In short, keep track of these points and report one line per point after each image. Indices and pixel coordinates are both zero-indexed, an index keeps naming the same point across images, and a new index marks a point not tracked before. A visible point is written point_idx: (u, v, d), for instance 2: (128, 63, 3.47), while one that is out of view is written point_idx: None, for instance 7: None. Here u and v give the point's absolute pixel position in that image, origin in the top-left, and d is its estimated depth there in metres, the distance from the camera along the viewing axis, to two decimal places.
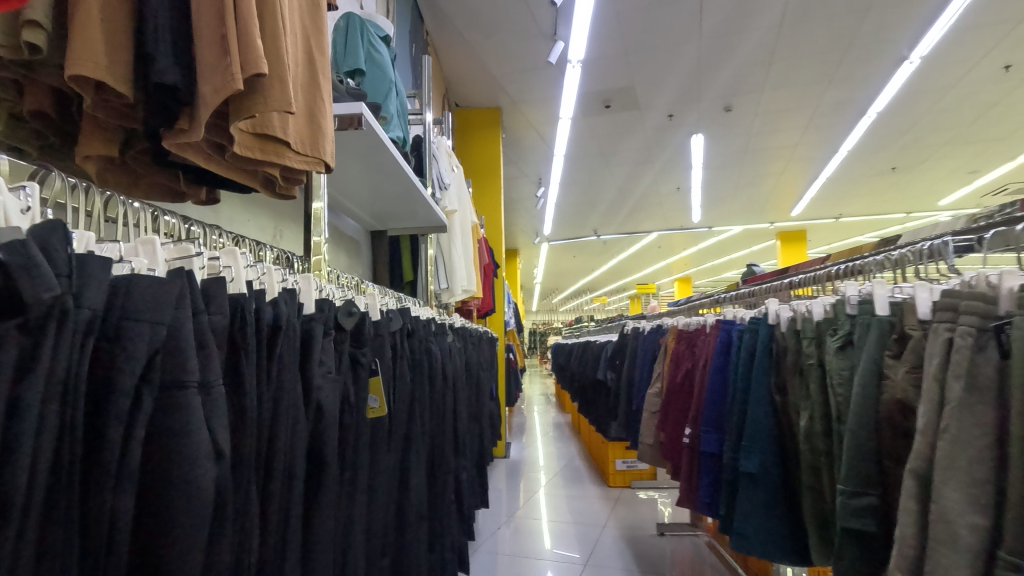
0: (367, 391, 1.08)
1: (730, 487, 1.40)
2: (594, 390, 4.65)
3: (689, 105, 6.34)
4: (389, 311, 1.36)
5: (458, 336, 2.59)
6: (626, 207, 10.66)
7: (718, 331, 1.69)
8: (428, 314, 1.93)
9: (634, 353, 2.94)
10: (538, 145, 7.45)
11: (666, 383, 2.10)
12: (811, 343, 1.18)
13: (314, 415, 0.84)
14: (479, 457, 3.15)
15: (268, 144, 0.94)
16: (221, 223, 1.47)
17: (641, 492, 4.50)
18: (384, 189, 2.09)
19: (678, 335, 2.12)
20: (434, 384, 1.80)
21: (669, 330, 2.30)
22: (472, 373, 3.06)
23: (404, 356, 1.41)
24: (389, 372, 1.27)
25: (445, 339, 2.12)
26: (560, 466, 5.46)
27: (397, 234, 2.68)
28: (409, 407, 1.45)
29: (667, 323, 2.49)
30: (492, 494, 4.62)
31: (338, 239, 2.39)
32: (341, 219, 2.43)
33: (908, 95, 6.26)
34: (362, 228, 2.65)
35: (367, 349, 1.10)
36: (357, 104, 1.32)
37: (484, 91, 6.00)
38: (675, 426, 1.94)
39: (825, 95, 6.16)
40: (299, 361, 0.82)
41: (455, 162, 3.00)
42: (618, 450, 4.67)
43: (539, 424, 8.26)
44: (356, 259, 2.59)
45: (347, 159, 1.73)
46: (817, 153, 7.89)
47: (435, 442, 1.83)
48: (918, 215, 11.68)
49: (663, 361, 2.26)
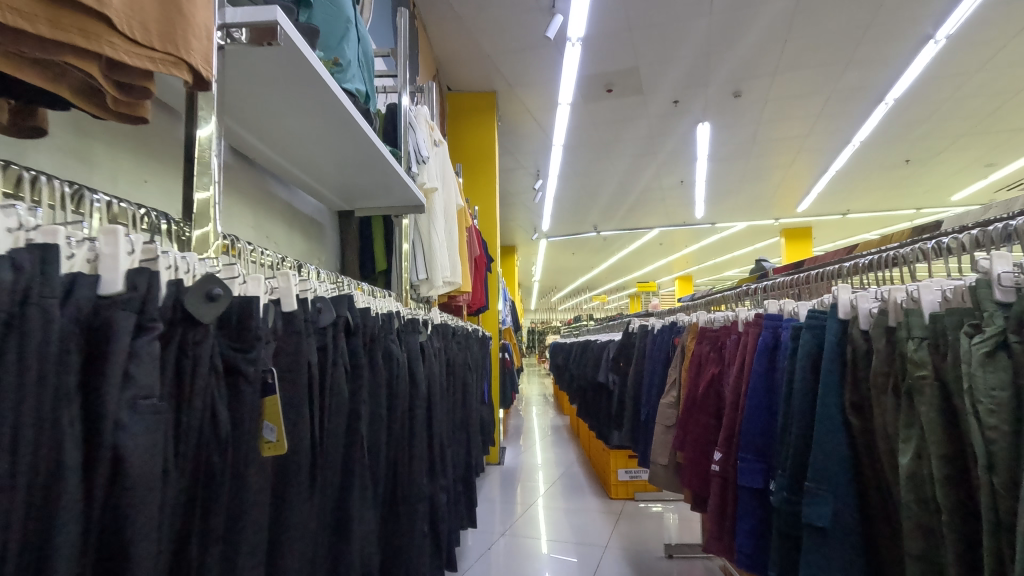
0: (256, 420, 0.71)
1: (787, 543, 1.03)
2: (595, 394, 4.29)
3: (695, 90, 5.95)
4: (317, 300, 0.98)
5: (438, 334, 2.22)
6: (627, 202, 10.27)
7: (761, 332, 1.31)
8: (392, 307, 1.56)
9: (641, 355, 2.57)
10: (536, 134, 7.08)
11: (685, 394, 1.73)
12: (921, 345, 0.81)
13: (109, 479, 0.47)
14: (463, 472, 2.78)
15: (64, 15, 0.56)
16: (100, 181, 1.10)
17: (646, 505, 4.13)
18: (341, 157, 1.68)
19: (699, 335, 1.75)
20: (397, 396, 1.43)
21: (687, 328, 1.94)
22: (455, 377, 2.69)
23: (340, 360, 1.03)
24: (306, 385, 0.89)
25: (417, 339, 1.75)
26: (558, 474, 5.08)
27: (366, 214, 2.31)
28: (349, 429, 1.07)
29: (682, 320, 2.12)
30: (483, 506, 4.25)
31: (294, 217, 1.99)
32: (298, 196, 2.03)
33: (929, 80, 5.89)
34: (326, 207, 2.26)
35: (259, 354, 0.72)
36: (269, 6, 0.94)
37: (478, 73, 5.62)
38: (698, 447, 1.57)
39: (841, 79, 5.78)
40: (73, 383, 0.45)
41: (437, 136, 2.63)
42: (621, 460, 4.29)
43: (535, 427, 7.87)
44: (317, 243, 2.20)
45: (282, 112, 1.33)
46: (828, 144, 7.50)
47: (398, 467, 1.46)
48: (929, 211, 11.28)
49: (680, 365, 1.89)
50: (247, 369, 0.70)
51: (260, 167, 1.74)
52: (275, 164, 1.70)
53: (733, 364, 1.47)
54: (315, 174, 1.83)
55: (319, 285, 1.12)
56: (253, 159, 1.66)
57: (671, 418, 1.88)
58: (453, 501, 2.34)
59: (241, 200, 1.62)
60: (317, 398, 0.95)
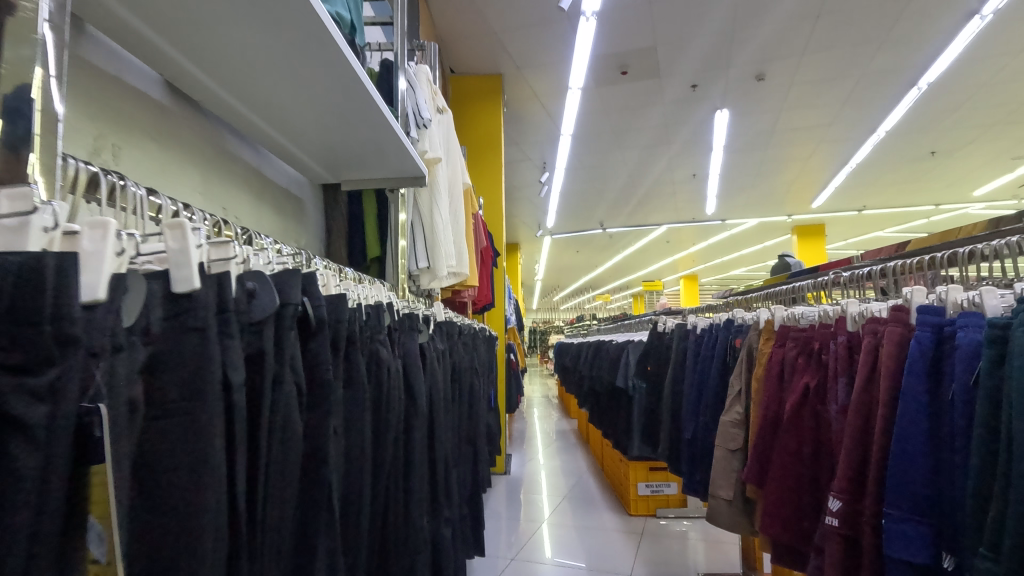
0: (56, 522, 0.35)
1: None
2: (615, 399, 3.92)
3: (715, 73, 5.57)
4: (254, 277, 0.61)
5: (441, 333, 1.83)
6: (636, 196, 9.87)
7: (909, 331, 0.95)
8: (385, 299, 1.17)
9: (680, 359, 2.18)
10: (544, 122, 6.70)
11: (761, 413, 1.35)
12: None
13: None
14: (471, 492, 2.40)
15: None
16: None
17: (669, 523, 3.74)
18: (318, 108, 1.31)
19: (780, 337, 1.36)
20: (390, 421, 1.04)
21: (752, 328, 1.55)
22: (461, 384, 2.30)
23: (299, 382, 0.65)
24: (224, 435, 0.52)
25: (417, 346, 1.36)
26: (568, 486, 4.69)
27: (355, 187, 1.92)
28: (315, 484, 0.69)
29: (742, 318, 1.74)
30: (488, 522, 3.86)
31: (264, 187, 1.60)
32: (268, 161, 1.64)
33: (967, 61, 5.51)
34: (307, 179, 1.88)
35: (70, 387, 0.36)
36: None
37: (484, 51, 5.24)
38: (786, 483, 1.19)
39: (872, 60, 5.40)
40: None
41: (441, 101, 2.25)
42: (641, 472, 3.88)
43: (539, 432, 7.47)
44: (294, 221, 1.80)
45: (232, 21, 0.96)
46: (851, 134, 7.12)
47: (390, 508, 1.09)
48: (948, 207, 10.88)
49: (747, 372, 1.51)
50: (27, 417, 0.34)
51: (214, 117, 1.35)
52: (231, 112, 1.32)
53: (847, 375, 1.09)
54: (285, 130, 1.45)
55: (267, 260, 0.74)
56: (199, 103, 1.26)
57: (738, 442, 1.49)
58: (458, 533, 1.95)
59: (185, 154, 1.23)
60: (245, 452, 0.56)
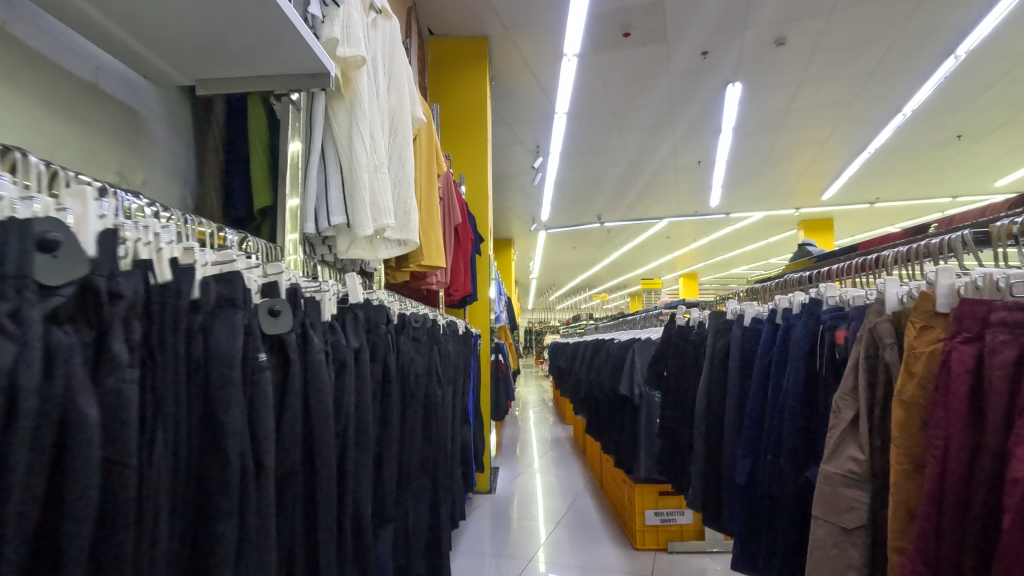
0: None
1: None
2: (620, 409, 3.26)
3: (729, 37, 4.91)
4: None
5: (354, 323, 1.16)
6: (636, 186, 9.21)
7: None
8: (111, 226, 0.50)
9: (719, 364, 1.52)
10: (537, 97, 6.04)
11: (928, 468, 0.73)
12: None
13: None
14: (424, 543, 1.74)
15: None
16: None
17: (682, 560, 3.08)
18: None
19: (968, 326, 0.72)
20: (69, 536, 0.40)
21: (876, 313, 0.89)
22: (407, 398, 1.63)
23: None
24: None
25: (252, 352, 0.70)
26: (562, 508, 4.01)
27: (217, 90, 1.21)
28: None
29: (846, 296, 1.08)
30: (465, 554, 3.17)
31: (20, 62, 0.93)
32: (40, 25, 0.97)
33: (1013, 24, 4.87)
34: (147, 79, 1.18)
35: None
36: None
37: (467, 9, 4.58)
38: None
39: (907, 21, 4.76)
40: None
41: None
42: (649, 498, 3.22)
43: (532, 440, 6.80)
44: (119, 144, 1.14)
45: None
46: (873, 113, 6.47)
47: None
48: (965, 200, 10.27)
49: (868, 387, 0.86)
50: None
51: None
52: None
53: None
54: None
55: None
56: None
57: (861, 518, 0.83)
58: None
59: None
60: None
